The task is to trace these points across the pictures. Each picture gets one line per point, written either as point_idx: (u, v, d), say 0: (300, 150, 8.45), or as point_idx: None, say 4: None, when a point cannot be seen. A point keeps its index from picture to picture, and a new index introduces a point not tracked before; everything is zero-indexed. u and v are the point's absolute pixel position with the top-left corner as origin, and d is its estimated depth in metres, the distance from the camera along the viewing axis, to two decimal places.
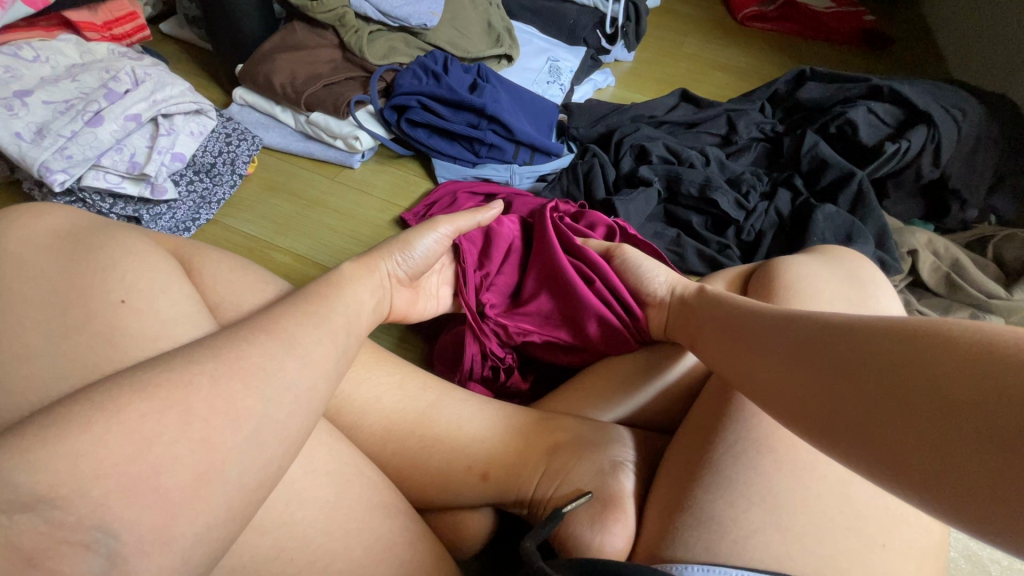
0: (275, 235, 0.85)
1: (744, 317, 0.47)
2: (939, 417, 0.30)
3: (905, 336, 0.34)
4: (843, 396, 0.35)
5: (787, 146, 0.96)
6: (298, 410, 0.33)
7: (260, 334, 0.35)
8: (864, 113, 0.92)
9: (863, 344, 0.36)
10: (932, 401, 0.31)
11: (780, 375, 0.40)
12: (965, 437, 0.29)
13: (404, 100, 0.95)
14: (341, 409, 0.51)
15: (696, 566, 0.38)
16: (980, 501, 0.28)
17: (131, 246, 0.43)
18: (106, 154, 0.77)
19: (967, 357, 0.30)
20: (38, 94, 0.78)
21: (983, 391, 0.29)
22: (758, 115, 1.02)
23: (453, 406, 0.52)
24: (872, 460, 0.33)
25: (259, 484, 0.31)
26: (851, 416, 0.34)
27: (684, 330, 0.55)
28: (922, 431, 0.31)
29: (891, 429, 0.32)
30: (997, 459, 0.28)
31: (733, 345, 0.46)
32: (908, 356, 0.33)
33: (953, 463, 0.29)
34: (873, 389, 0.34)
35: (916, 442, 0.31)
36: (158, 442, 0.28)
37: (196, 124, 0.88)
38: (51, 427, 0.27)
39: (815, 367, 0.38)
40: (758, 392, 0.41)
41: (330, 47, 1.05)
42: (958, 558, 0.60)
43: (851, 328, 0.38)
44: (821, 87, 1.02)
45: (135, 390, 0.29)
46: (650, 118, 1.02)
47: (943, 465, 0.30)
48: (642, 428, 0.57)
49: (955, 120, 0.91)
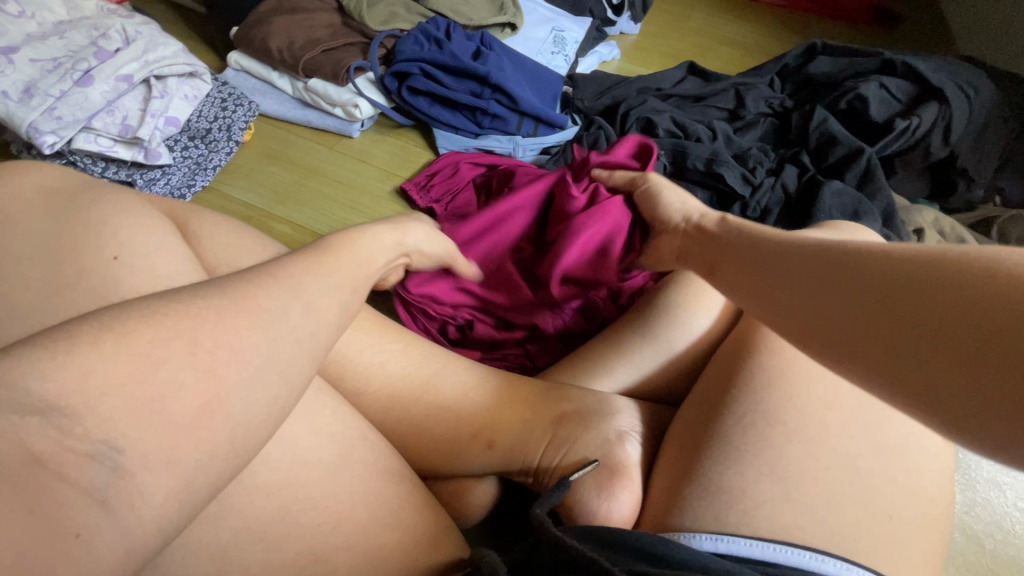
0: (273, 204, 0.84)
1: (764, 244, 0.44)
2: (940, 330, 0.28)
3: (926, 254, 0.31)
4: (842, 307, 0.33)
5: (797, 122, 0.94)
6: (299, 353, 0.31)
7: (267, 275, 0.33)
8: (876, 89, 0.90)
9: (876, 261, 0.33)
10: (938, 311, 0.28)
11: (788, 294, 0.38)
12: (967, 345, 0.26)
13: (406, 67, 0.93)
14: (344, 376, 0.50)
15: (704, 535, 0.38)
16: (976, 405, 0.25)
17: (125, 205, 0.41)
18: (97, 115, 0.75)
19: (990, 272, 0.27)
20: (25, 51, 0.74)
21: (996, 304, 0.26)
22: (767, 90, 0.99)
23: (458, 374, 0.51)
24: (863, 372, 0.31)
25: (262, 424, 0.29)
26: (848, 328, 0.32)
27: (701, 257, 0.52)
28: (918, 343, 0.29)
29: (887, 340, 0.30)
30: (999, 368, 0.25)
31: (747, 270, 0.44)
32: (923, 271, 0.30)
33: (947, 372, 0.27)
34: (877, 304, 0.31)
35: (912, 354, 0.29)
36: (164, 370, 0.27)
37: (191, 87, 0.86)
38: (51, 341, 0.25)
39: (823, 284, 0.35)
40: (764, 312, 0.40)
41: (328, 11, 1.02)
42: (953, 531, 0.61)
43: (859, 248, 0.35)
44: (833, 61, 0.99)
45: (145, 312, 0.28)
46: (657, 91, 1.00)
47: (937, 375, 0.27)
48: (650, 399, 0.57)
49: (967, 98, 0.89)
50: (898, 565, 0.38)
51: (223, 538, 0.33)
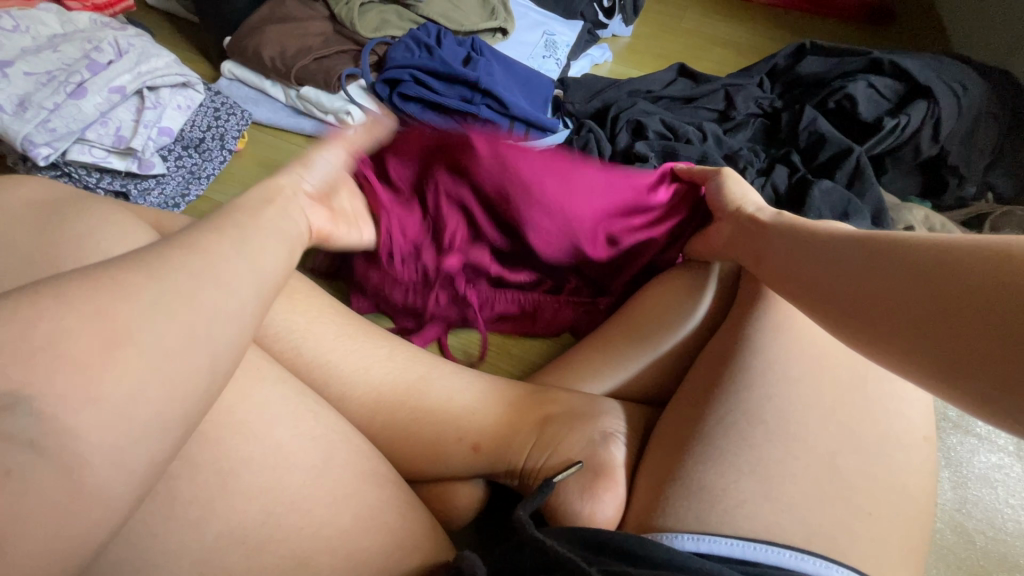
0: None
1: (807, 232, 0.47)
2: (977, 318, 0.32)
3: (965, 248, 0.35)
4: (887, 296, 0.37)
5: (786, 122, 0.94)
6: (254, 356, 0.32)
7: (228, 275, 0.32)
8: (864, 88, 0.90)
9: (909, 253, 0.37)
10: (964, 302, 0.32)
11: (834, 279, 0.41)
12: (985, 334, 0.31)
13: (397, 74, 0.94)
14: (330, 381, 0.50)
15: (686, 535, 0.38)
16: (1006, 385, 0.30)
17: (111, 218, 0.42)
18: (90, 127, 0.76)
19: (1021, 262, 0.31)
20: (19, 65, 0.75)
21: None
22: (757, 90, 0.99)
23: (445, 378, 0.52)
24: (906, 354, 0.35)
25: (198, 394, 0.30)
26: (893, 314, 0.36)
27: (739, 245, 0.54)
28: (956, 330, 0.32)
29: (929, 327, 0.34)
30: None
31: (791, 255, 0.47)
32: (960, 264, 0.34)
33: (983, 355, 0.31)
34: (920, 292, 0.35)
35: (953, 339, 0.32)
36: (142, 373, 0.27)
37: (184, 98, 0.86)
38: (9, 344, 0.25)
39: (868, 272, 0.39)
40: (800, 296, 0.44)
41: (320, 19, 1.03)
42: (943, 528, 0.61)
43: (900, 241, 0.38)
44: (822, 61, 0.99)
45: (113, 316, 0.27)
46: (647, 93, 1.00)
47: (971, 357, 0.31)
48: (636, 400, 0.57)
49: (956, 95, 0.90)
50: (877, 564, 0.38)
51: (206, 543, 0.34)
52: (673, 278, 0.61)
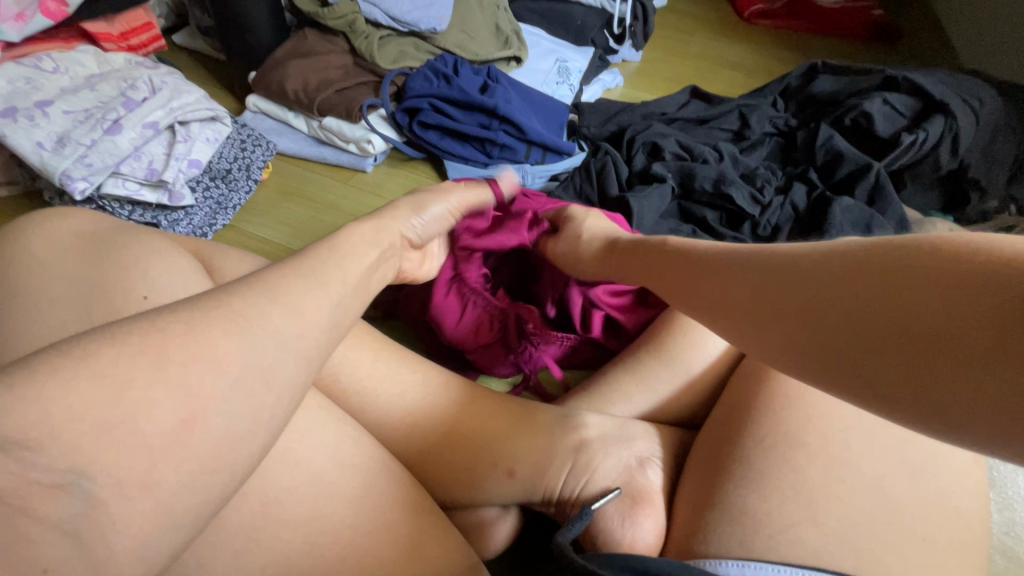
0: (290, 239, 0.86)
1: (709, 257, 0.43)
2: (936, 351, 0.27)
3: (888, 260, 0.31)
4: (828, 329, 0.32)
5: (802, 140, 0.95)
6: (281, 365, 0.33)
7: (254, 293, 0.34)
8: (879, 105, 0.91)
9: (822, 276, 0.33)
10: (908, 335, 0.28)
11: (760, 315, 0.36)
12: (956, 354, 0.27)
13: (416, 102, 0.96)
14: (363, 408, 0.51)
15: (730, 561, 0.37)
16: (992, 418, 0.25)
17: (153, 248, 0.43)
18: (125, 161, 0.78)
19: (962, 278, 0.27)
20: (58, 104, 0.78)
21: (984, 312, 0.26)
22: (771, 110, 1.00)
23: (476, 403, 0.51)
24: (871, 393, 0.30)
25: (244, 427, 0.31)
26: (844, 350, 0.31)
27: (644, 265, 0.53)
28: (912, 363, 0.28)
29: (888, 362, 0.29)
30: (997, 386, 0.25)
31: (702, 291, 0.42)
32: (895, 282, 0.30)
33: (956, 387, 0.27)
34: (867, 322, 0.30)
35: (916, 372, 0.28)
36: None
37: (212, 130, 0.88)
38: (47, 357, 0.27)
39: (793, 302, 0.34)
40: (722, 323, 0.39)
41: (340, 53, 1.06)
42: (994, 555, 0.59)
43: (809, 262, 0.34)
44: (835, 80, 1.00)
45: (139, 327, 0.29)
46: (662, 115, 1.02)
47: (942, 390, 0.27)
48: (669, 422, 0.57)
49: (973, 109, 0.90)
50: None
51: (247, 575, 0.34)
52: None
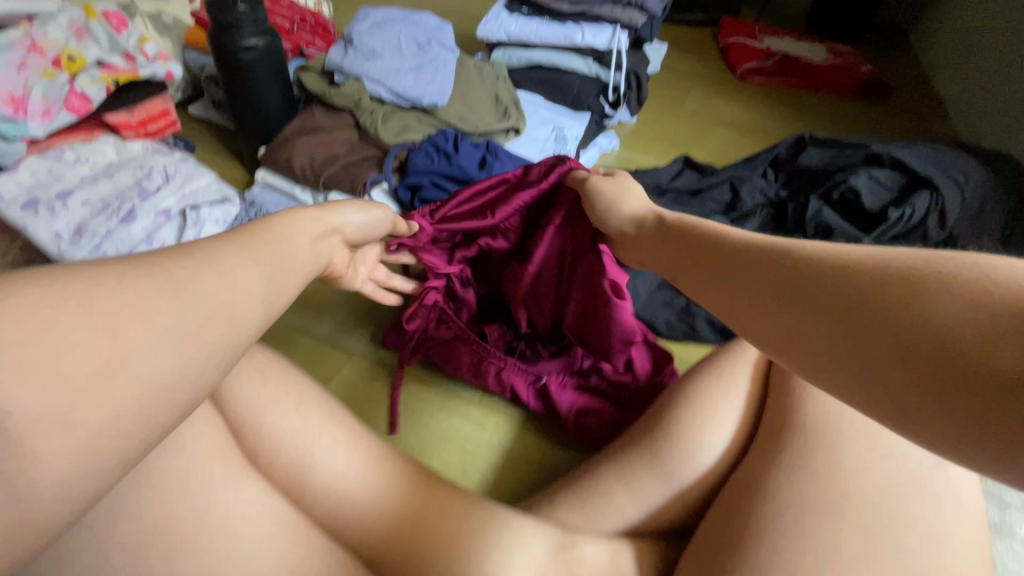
0: (295, 315, 0.89)
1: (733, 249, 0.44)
2: (929, 363, 0.27)
3: (900, 268, 0.30)
4: (828, 337, 0.32)
5: (793, 212, 0.97)
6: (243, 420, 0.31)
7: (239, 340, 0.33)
8: (866, 180, 0.93)
9: (830, 275, 0.33)
10: (904, 345, 0.28)
11: (770, 320, 0.36)
12: (949, 364, 0.26)
13: (417, 179, 1.00)
14: (350, 526, 0.51)
15: None
16: (990, 437, 0.25)
17: None
18: (136, 249, 0.81)
19: (967, 290, 0.27)
20: (78, 195, 0.82)
21: (976, 328, 0.26)
22: (762, 182, 1.03)
23: (473, 521, 0.53)
24: (868, 398, 0.30)
25: None
26: (844, 357, 0.31)
27: (671, 246, 0.54)
28: (907, 373, 0.28)
29: (886, 372, 0.29)
30: (997, 406, 0.24)
31: (722, 286, 0.43)
32: (899, 290, 0.29)
33: (949, 394, 0.26)
34: (862, 333, 0.30)
35: (913, 380, 0.28)
36: None
37: (222, 212, 0.89)
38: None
39: (798, 307, 0.34)
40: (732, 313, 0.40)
41: (346, 128, 1.12)
42: None
43: (823, 264, 0.34)
44: (822, 154, 1.03)
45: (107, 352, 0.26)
46: (655, 187, 1.04)
47: (938, 399, 0.27)
48: (655, 533, 0.60)
49: (958, 185, 0.92)
50: None
51: None
52: (699, 398, 0.62)
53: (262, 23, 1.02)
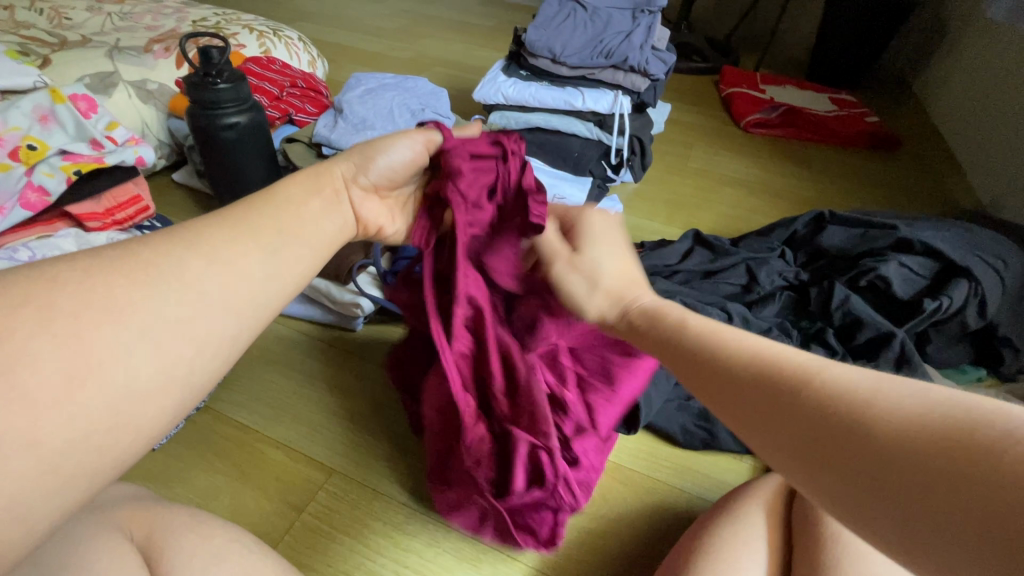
0: (270, 424, 0.80)
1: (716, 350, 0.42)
2: (940, 506, 0.27)
3: (917, 419, 0.30)
4: (846, 483, 0.31)
5: (816, 296, 0.88)
6: None
7: None
8: (897, 268, 0.86)
9: (868, 416, 0.31)
10: (916, 491, 0.28)
11: (779, 446, 0.35)
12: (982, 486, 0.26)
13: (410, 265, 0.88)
14: None
15: None
16: None
17: None
18: None
19: (980, 457, 0.27)
20: None
21: (990, 503, 0.26)
22: (780, 263, 0.94)
23: None
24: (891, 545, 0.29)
25: None
26: (863, 504, 0.30)
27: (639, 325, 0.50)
28: (926, 523, 0.28)
29: (909, 522, 0.29)
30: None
31: (711, 385, 0.41)
32: (915, 440, 0.29)
33: (965, 539, 0.26)
34: (878, 475, 0.30)
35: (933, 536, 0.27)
36: None
37: None
38: None
39: (805, 439, 0.34)
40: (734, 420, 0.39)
41: None
42: None
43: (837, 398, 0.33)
44: (845, 232, 0.95)
45: None
46: (664, 270, 0.95)
47: (955, 558, 0.27)
48: None
49: (998, 271, 0.86)
50: None
51: None
52: (710, 551, 0.53)
53: (245, 99, 0.97)
